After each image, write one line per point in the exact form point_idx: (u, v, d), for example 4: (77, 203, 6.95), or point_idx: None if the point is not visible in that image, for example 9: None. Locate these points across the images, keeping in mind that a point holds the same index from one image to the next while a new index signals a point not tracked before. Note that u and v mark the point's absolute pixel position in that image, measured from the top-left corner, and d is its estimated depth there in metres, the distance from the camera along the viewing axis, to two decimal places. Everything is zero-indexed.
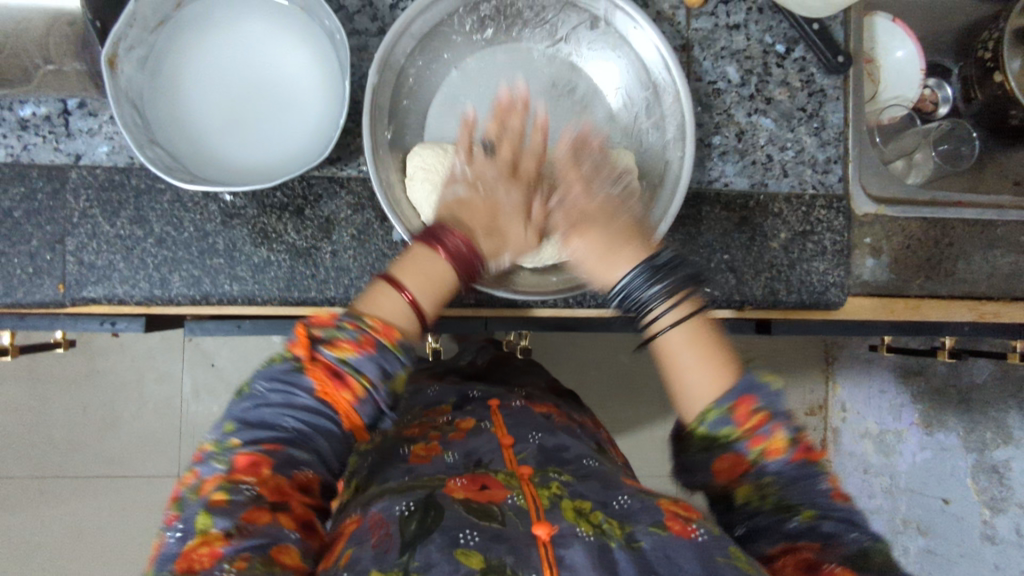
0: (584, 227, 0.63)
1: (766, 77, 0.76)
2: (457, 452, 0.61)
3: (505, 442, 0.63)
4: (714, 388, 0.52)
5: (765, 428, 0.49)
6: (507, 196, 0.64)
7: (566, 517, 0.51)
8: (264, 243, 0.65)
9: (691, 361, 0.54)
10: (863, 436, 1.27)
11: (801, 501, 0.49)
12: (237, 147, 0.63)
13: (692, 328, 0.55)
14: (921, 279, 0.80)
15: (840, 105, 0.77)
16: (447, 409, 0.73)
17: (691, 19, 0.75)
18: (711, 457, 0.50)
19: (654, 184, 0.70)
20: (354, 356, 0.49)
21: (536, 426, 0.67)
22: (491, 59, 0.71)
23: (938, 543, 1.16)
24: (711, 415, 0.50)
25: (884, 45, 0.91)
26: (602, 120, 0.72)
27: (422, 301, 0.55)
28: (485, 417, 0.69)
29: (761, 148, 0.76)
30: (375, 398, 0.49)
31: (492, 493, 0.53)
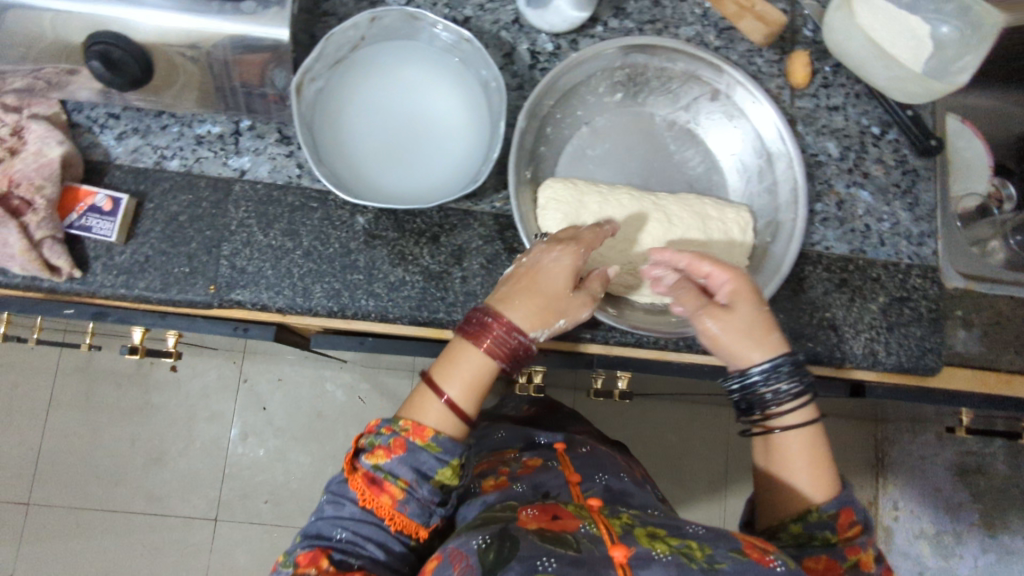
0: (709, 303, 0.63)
1: (864, 154, 0.82)
2: (525, 483, 0.65)
3: (573, 479, 0.66)
4: (817, 493, 0.61)
5: (860, 540, 0.59)
6: (554, 258, 0.61)
7: (640, 541, 0.51)
8: (401, 263, 0.69)
9: (811, 468, 0.61)
10: (918, 536, 1.28)
11: None
12: (390, 174, 0.69)
13: (808, 436, 0.62)
14: (1011, 354, 0.82)
15: (932, 184, 0.83)
16: (514, 449, 0.75)
17: (795, 99, 0.82)
18: (804, 556, 0.58)
19: (767, 240, 0.74)
20: (387, 461, 0.56)
21: (602, 469, 0.70)
22: (619, 120, 0.77)
23: None
24: (817, 516, 0.59)
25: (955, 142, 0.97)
26: (717, 181, 0.77)
27: (460, 399, 0.58)
28: (552, 457, 0.71)
29: (859, 217, 0.80)
30: (414, 496, 0.56)
31: (564, 522, 0.53)
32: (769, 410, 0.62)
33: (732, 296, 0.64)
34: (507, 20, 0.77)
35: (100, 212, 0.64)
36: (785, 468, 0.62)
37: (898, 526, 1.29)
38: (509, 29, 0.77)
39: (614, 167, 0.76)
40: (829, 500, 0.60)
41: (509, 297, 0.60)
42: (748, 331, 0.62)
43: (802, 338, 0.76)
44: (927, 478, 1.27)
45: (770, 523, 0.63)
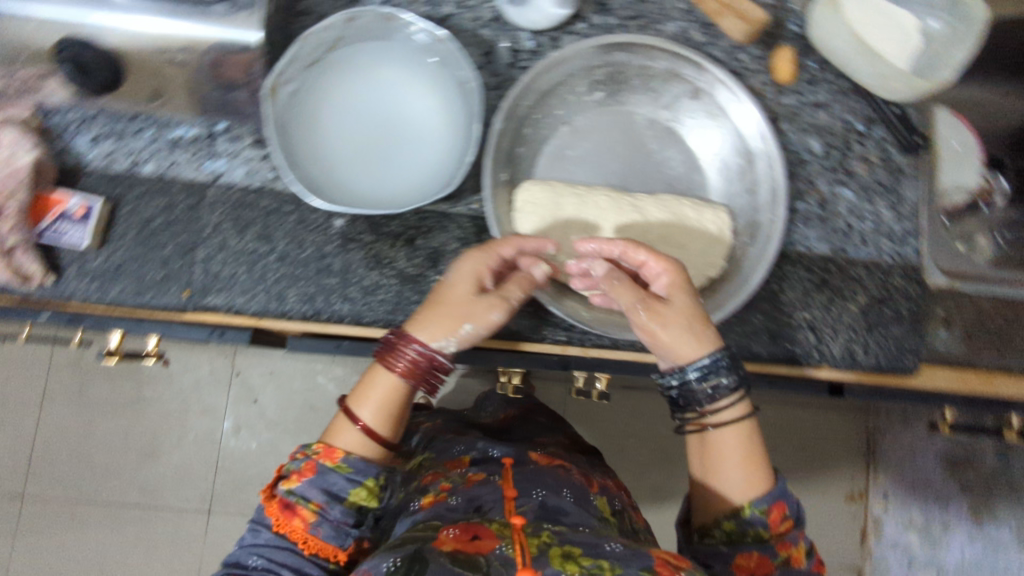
0: (649, 298, 0.64)
1: (848, 153, 0.81)
2: (460, 497, 0.67)
3: (508, 494, 0.67)
4: (748, 489, 0.62)
5: (790, 535, 0.61)
6: (462, 270, 0.64)
7: (552, 562, 0.54)
8: (376, 267, 0.69)
9: (740, 464, 0.62)
10: (907, 526, 1.26)
11: None
12: (364, 177, 0.68)
13: (740, 432, 0.63)
14: (991, 352, 0.82)
15: (917, 183, 0.82)
16: (464, 461, 0.77)
17: (780, 96, 0.81)
18: (736, 553, 0.60)
19: (745, 242, 0.74)
20: (299, 485, 0.60)
21: (544, 483, 0.70)
22: (599, 119, 0.76)
23: None
24: (750, 513, 0.61)
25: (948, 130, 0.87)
26: (699, 180, 0.76)
27: (374, 425, 0.62)
28: (495, 472, 0.73)
29: (841, 216, 0.80)
30: (324, 518, 0.59)
31: (482, 543, 0.57)
32: (710, 406, 0.62)
33: (670, 287, 0.64)
34: (487, 18, 0.76)
35: (72, 220, 0.63)
36: (716, 465, 0.63)
37: (887, 516, 1.28)
38: (489, 27, 0.76)
39: (594, 168, 0.75)
40: (761, 495, 0.61)
41: (422, 313, 0.63)
42: (689, 324, 0.62)
43: (780, 339, 0.77)
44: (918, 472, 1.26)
45: (705, 521, 0.64)
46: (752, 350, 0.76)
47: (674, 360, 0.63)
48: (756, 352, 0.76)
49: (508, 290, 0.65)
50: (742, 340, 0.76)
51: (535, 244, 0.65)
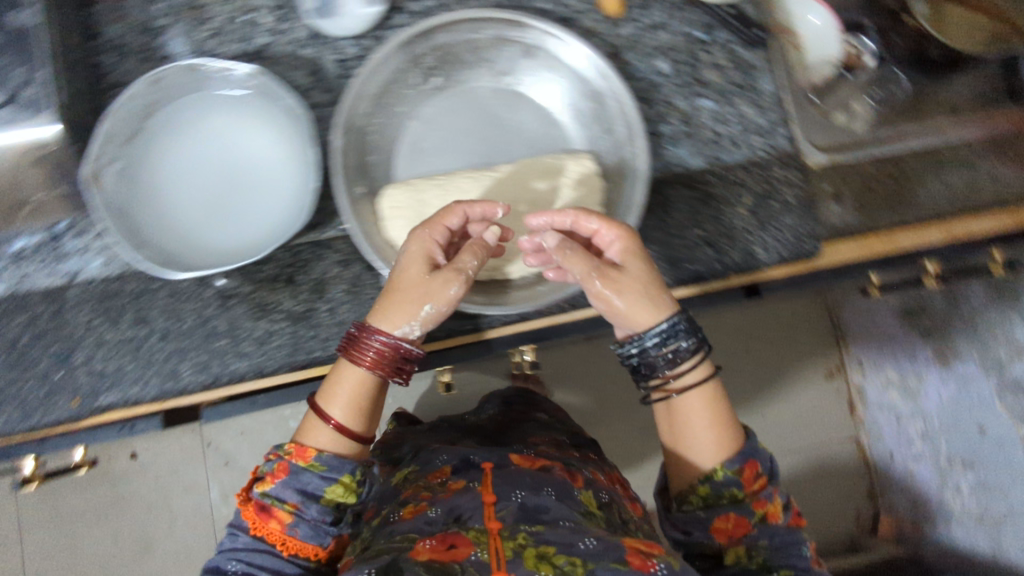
0: (604, 267, 0.64)
1: (697, 63, 0.81)
2: (440, 508, 0.65)
3: (488, 499, 0.64)
4: (715, 449, 0.64)
5: (766, 492, 0.63)
6: (415, 252, 0.63)
7: (527, 565, 0.54)
8: (263, 315, 0.68)
9: (710, 423, 0.65)
10: (888, 385, 1.33)
11: (783, 561, 0.62)
12: (221, 231, 0.66)
13: (706, 393, 0.65)
14: (883, 212, 0.84)
15: (769, 73, 0.82)
16: (446, 472, 0.74)
17: (615, 28, 0.80)
18: (712, 515, 0.63)
19: (618, 180, 0.73)
20: (273, 487, 0.60)
21: (521, 485, 0.67)
22: (444, 103, 0.75)
23: (988, 473, 1.11)
24: (722, 475, 0.63)
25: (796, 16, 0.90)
26: (558, 134, 0.76)
27: (347, 423, 0.63)
28: (476, 478, 0.71)
29: (707, 126, 0.80)
30: (301, 518, 0.59)
31: (458, 551, 0.56)
32: (676, 368, 0.64)
33: (623, 254, 0.66)
34: (303, 36, 0.74)
35: None
36: (686, 425, 0.65)
37: (866, 379, 1.39)
38: (308, 44, 0.74)
39: (452, 152, 0.74)
40: (732, 456, 0.64)
41: (381, 310, 0.63)
42: (648, 293, 0.64)
43: (681, 262, 0.78)
44: (880, 332, 1.33)
45: (681, 488, 0.66)
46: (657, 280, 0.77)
47: (634, 328, 0.65)
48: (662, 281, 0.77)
49: (461, 260, 0.63)
50: None
51: (480, 210, 0.65)
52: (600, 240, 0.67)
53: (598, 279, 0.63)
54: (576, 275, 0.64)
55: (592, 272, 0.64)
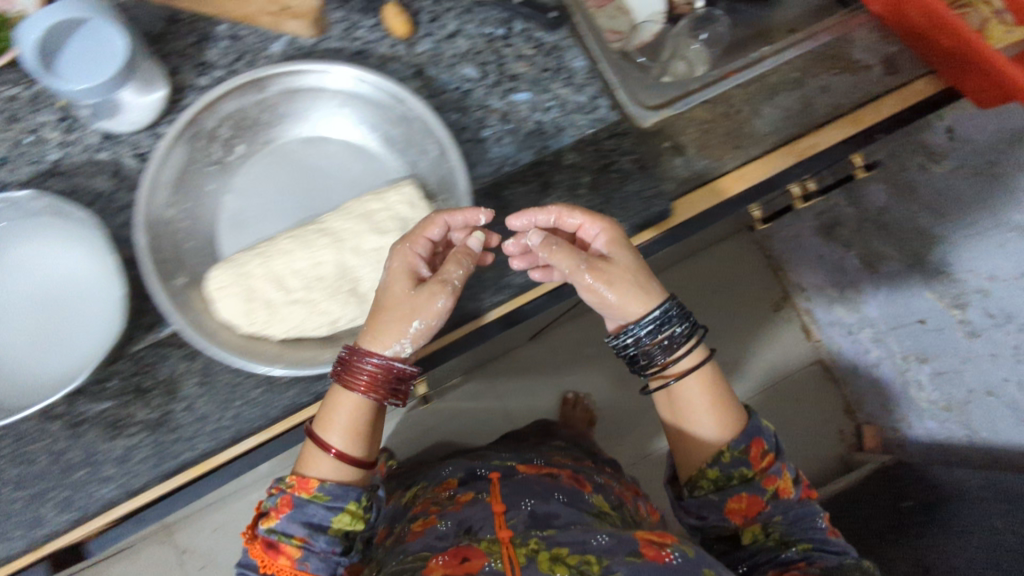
0: (594, 260, 0.66)
1: (502, 60, 0.79)
2: (450, 521, 0.70)
3: (497, 510, 0.71)
4: (713, 427, 0.70)
5: (774, 467, 0.70)
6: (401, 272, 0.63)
7: (541, 567, 0.60)
8: (116, 433, 0.67)
9: (712, 397, 0.70)
10: (834, 304, 1.57)
11: (794, 534, 0.70)
12: (43, 361, 0.63)
13: (704, 373, 0.71)
14: (730, 152, 0.82)
15: (577, 49, 0.81)
16: (453, 483, 0.85)
17: (413, 47, 0.79)
18: (726, 498, 0.69)
19: (443, 197, 0.72)
20: (279, 522, 0.62)
21: (528, 494, 0.74)
22: (254, 169, 0.73)
23: (941, 362, 1.32)
24: (729, 456, 0.69)
25: None
26: (376, 168, 0.74)
27: (347, 450, 0.64)
28: (483, 488, 0.78)
29: (528, 117, 0.78)
30: (310, 551, 0.62)
31: (472, 562, 0.60)
32: (675, 351, 0.69)
33: (609, 245, 0.67)
34: (96, 142, 0.72)
35: None
36: (688, 408, 0.71)
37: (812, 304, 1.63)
38: (103, 148, 0.72)
39: (274, 214, 0.73)
40: (737, 437, 0.69)
41: (373, 335, 0.62)
42: (641, 282, 0.67)
43: None
44: (807, 249, 1.58)
45: (690, 474, 0.72)
46: (516, 283, 0.75)
47: (626, 317, 0.68)
48: (521, 283, 0.75)
49: (446, 271, 0.62)
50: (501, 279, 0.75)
51: (462, 217, 0.65)
52: (584, 234, 0.69)
53: (587, 271, 0.65)
54: (564, 269, 0.65)
55: (582, 265, 0.65)
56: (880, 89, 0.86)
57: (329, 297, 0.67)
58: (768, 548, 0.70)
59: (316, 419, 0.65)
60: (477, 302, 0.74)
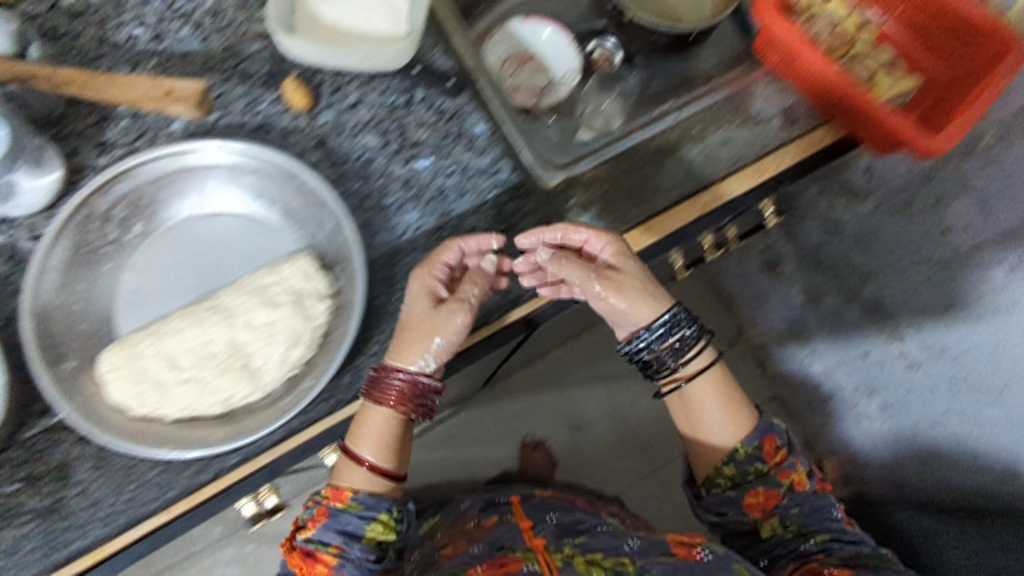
0: (603, 270, 0.72)
1: (404, 128, 0.80)
2: (481, 543, 0.85)
3: (526, 526, 0.89)
4: (728, 424, 0.78)
5: (788, 462, 0.79)
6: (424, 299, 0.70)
7: (579, 568, 0.73)
8: (9, 522, 0.67)
9: (726, 396, 0.78)
10: (784, 339, 1.40)
11: (812, 528, 0.78)
12: None
13: (716, 374, 0.78)
14: (635, 207, 0.84)
15: (480, 113, 0.82)
16: (474, 512, 1.02)
17: (314, 118, 0.79)
18: (744, 494, 0.78)
19: (338, 269, 0.73)
20: (316, 532, 0.71)
21: (551, 514, 0.93)
22: (152, 248, 0.73)
23: (888, 394, 1.21)
24: (744, 451, 0.77)
25: (531, 41, 1.07)
26: (276, 241, 0.75)
27: (377, 460, 0.71)
28: (504, 512, 0.97)
29: (430, 184, 0.79)
30: (347, 558, 0.70)
31: (511, 566, 0.75)
32: (683, 354, 0.75)
33: (615, 256, 0.73)
34: None
35: None
36: (700, 409, 0.79)
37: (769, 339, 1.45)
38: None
39: (171, 291, 0.72)
40: (750, 435, 0.78)
41: (403, 355, 0.69)
42: (649, 288, 0.73)
43: None
44: (752, 288, 1.46)
45: (707, 475, 0.80)
46: None
47: (638, 322, 0.73)
48: None
49: (463, 290, 0.71)
50: None
51: (475, 244, 0.71)
52: (589, 249, 0.74)
53: (598, 280, 0.72)
54: (576, 280, 0.72)
55: (592, 275, 0.72)
56: (782, 139, 0.88)
57: (220, 375, 0.67)
58: (787, 540, 0.78)
59: (349, 437, 0.72)
60: None
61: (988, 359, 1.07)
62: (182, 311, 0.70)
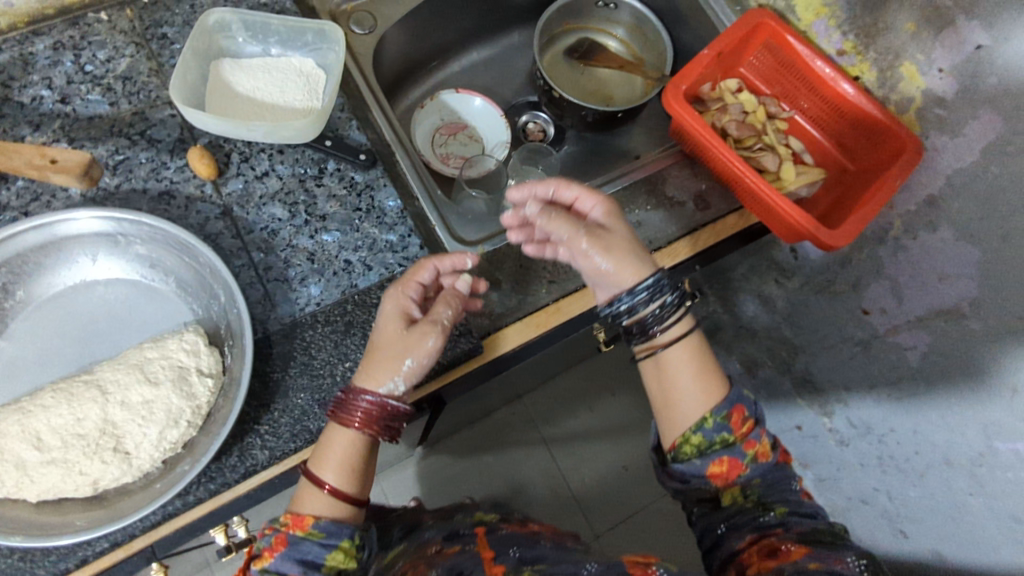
0: (594, 232, 0.71)
1: (312, 200, 0.79)
2: (440, 568, 0.66)
3: (488, 556, 0.69)
4: (702, 398, 0.69)
5: (754, 433, 0.69)
6: (396, 306, 0.70)
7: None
8: None
9: (697, 370, 0.70)
10: None
11: (773, 500, 0.68)
12: None
13: (688, 346, 0.71)
14: (547, 285, 0.85)
15: (391, 188, 0.82)
16: (434, 539, 0.76)
17: (220, 187, 0.78)
18: (706, 460, 0.68)
19: (229, 345, 0.71)
20: (271, 562, 0.60)
21: (516, 543, 0.73)
22: (36, 317, 0.70)
23: (819, 468, 1.28)
24: (712, 422, 0.67)
25: (462, 112, 1.09)
26: (169, 312, 0.73)
27: (342, 485, 0.65)
28: (468, 541, 0.73)
29: (337, 257, 0.78)
30: None
31: None
32: (661, 327, 0.70)
33: (606, 216, 0.72)
34: None
35: None
36: (672, 380, 0.70)
37: None
38: None
39: (51, 362, 0.69)
40: (720, 404, 0.68)
41: (376, 347, 0.68)
42: (636, 250, 0.71)
43: None
44: None
45: (672, 443, 0.70)
46: (314, 430, 0.70)
47: (620, 285, 0.70)
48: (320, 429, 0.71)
49: (437, 311, 0.69)
50: (297, 427, 0.70)
51: (450, 262, 0.73)
52: (580, 208, 0.73)
53: (589, 237, 0.70)
54: (564, 235, 0.70)
55: (582, 233, 0.70)
56: (695, 223, 0.89)
57: (87, 456, 0.63)
58: (746, 509, 0.68)
59: (313, 457, 0.67)
60: (268, 451, 0.70)
61: (910, 441, 1.05)
62: (58, 384, 0.66)
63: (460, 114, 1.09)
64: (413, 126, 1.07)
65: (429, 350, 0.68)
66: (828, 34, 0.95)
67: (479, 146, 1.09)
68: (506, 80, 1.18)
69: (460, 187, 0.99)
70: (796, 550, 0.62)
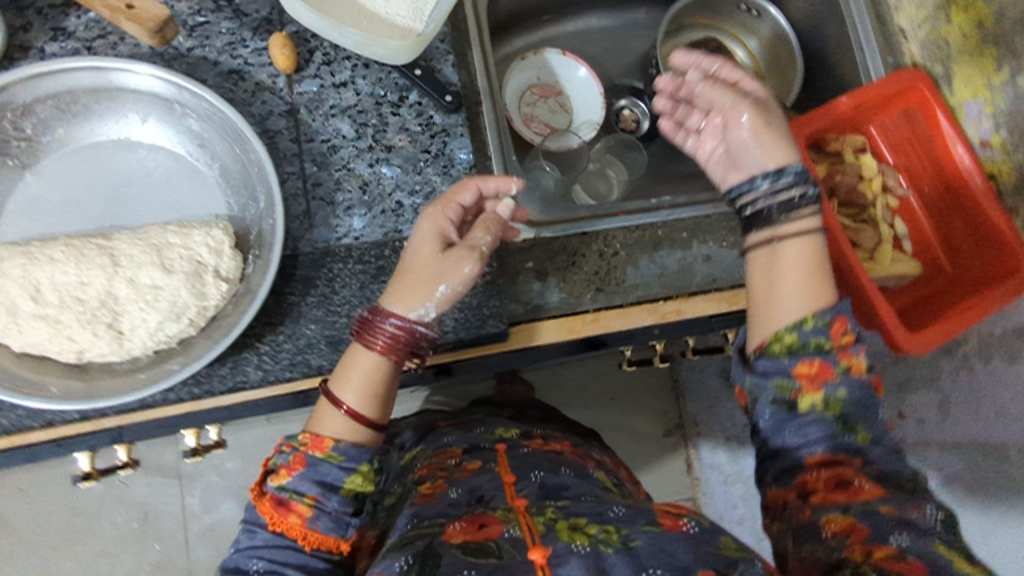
0: (759, 106, 0.65)
1: (383, 127, 0.74)
2: (460, 488, 0.66)
3: (507, 480, 0.65)
4: (809, 299, 0.58)
5: (853, 345, 0.56)
6: (434, 227, 0.64)
7: (561, 537, 0.52)
8: None
9: (815, 273, 0.60)
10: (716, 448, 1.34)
11: (858, 423, 0.55)
12: None
13: (808, 246, 0.60)
14: (593, 291, 0.78)
15: (466, 141, 0.75)
16: (457, 449, 0.77)
17: (293, 84, 0.72)
18: (794, 361, 0.56)
19: (254, 254, 0.66)
20: (290, 480, 0.59)
21: (538, 466, 0.69)
22: (70, 161, 0.66)
23: None
24: (812, 324, 0.57)
25: (563, 76, 1.01)
26: (204, 199, 0.68)
27: (362, 410, 0.62)
28: (491, 458, 0.72)
29: (390, 195, 0.72)
30: (322, 510, 0.59)
31: (489, 530, 0.54)
32: (794, 215, 0.61)
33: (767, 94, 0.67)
34: None
35: None
36: (780, 276, 0.60)
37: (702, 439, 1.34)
38: None
39: (72, 212, 0.65)
40: (824, 308, 0.57)
41: (408, 272, 0.63)
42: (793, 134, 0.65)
43: (342, 344, 0.67)
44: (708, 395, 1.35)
45: (760, 342, 0.59)
46: (314, 365, 0.67)
47: (765, 165, 0.63)
48: (320, 367, 0.67)
49: (474, 236, 0.63)
50: (299, 356, 0.67)
51: (494, 185, 0.66)
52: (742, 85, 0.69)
53: (751, 107, 0.64)
54: (725, 103, 0.66)
55: (749, 105, 0.65)
56: None
57: (80, 324, 0.60)
58: (826, 420, 0.54)
59: (331, 380, 0.64)
60: (261, 373, 0.66)
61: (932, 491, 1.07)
62: (69, 240, 0.62)
63: (560, 80, 1.00)
64: (506, 77, 0.99)
65: (464, 277, 0.62)
66: (978, 120, 0.85)
67: (570, 119, 1.00)
68: (615, 55, 1.08)
69: (535, 155, 0.93)
70: (870, 490, 0.52)
